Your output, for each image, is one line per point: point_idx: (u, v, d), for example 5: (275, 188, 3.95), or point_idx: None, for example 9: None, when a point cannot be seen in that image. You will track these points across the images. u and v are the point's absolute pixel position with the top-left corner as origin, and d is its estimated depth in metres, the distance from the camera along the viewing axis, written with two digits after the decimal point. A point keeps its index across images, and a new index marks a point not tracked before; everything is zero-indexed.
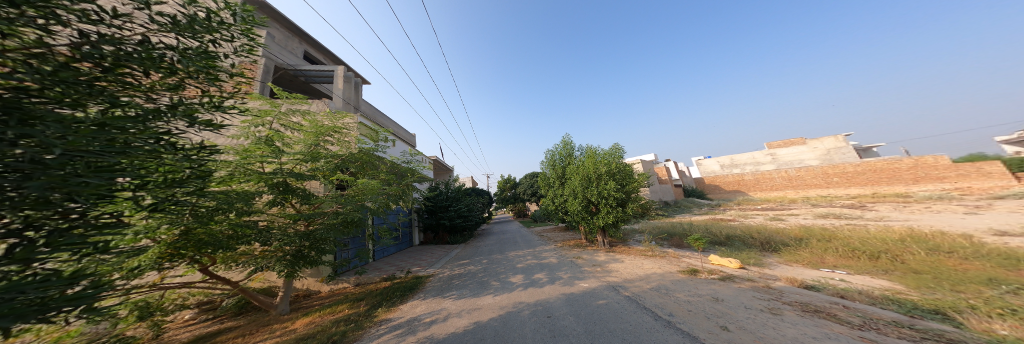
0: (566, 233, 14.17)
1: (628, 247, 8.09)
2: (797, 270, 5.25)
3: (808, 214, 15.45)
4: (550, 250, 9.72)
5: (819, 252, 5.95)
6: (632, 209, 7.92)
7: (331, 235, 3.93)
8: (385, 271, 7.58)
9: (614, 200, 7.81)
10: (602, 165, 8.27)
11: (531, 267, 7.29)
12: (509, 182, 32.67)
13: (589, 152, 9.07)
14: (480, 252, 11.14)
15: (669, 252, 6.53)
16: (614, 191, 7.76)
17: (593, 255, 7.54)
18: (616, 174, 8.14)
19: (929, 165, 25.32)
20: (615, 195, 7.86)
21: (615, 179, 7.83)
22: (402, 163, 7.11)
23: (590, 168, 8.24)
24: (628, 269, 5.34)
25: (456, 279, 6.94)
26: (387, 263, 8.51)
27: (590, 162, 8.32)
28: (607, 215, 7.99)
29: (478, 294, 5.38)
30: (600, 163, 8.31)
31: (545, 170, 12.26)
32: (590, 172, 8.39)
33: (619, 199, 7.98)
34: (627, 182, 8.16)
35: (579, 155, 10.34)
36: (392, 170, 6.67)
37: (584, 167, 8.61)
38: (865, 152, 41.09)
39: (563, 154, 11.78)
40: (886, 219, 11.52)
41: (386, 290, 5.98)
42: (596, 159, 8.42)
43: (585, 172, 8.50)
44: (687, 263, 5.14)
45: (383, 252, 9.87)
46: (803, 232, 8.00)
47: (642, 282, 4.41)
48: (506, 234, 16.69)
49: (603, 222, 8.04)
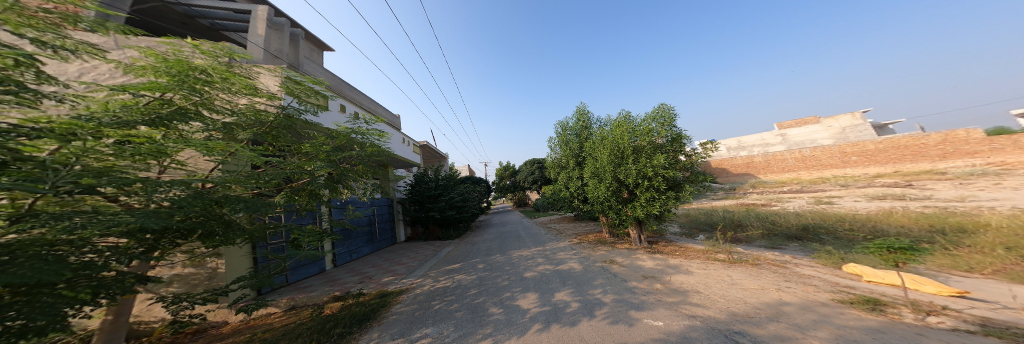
0: (578, 225, 12.15)
1: (674, 244, 5.96)
2: (1002, 288, 3.10)
3: (855, 197, 13.44)
4: (565, 250, 7.65)
5: (997, 254, 3.81)
6: (684, 195, 5.67)
7: (60, 271, 1.41)
8: (341, 286, 5.46)
9: (662, 183, 5.52)
10: (645, 135, 5.84)
11: (543, 279, 5.25)
12: (509, 169, 30.53)
13: (620, 120, 6.70)
14: (477, 252, 9.03)
15: (753, 256, 4.38)
16: (662, 171, 5.45)
17: (630, 259, 5.45)
18: (660, 146, 5.88)
19: (959, 140, 23.17)
20: (661, 176, 5.57)
21: (664, 155, 5.45)
22: (347, 135, 4.69)
23: (622, 138, 5.99)
24: (718, 291, 3.15)
25: (437, 300, 4.77)
26: (349, 272, 6.46)
27: (623, 131, 6.05)
28: (647, 203, 5.81)
29: (464, 339, 3.19)
30: (643, 133, 5.88)
31: (558, 150, 9.95)
32: (625, 146, 6.03)
33: (665, 181, 5.74)
34: (675, 157, 5.89)
35: (604, 127, 7.90)
36: (334, 143, 4.41)
37: (616, 140, 6.20)
38: (881, 130, 38.79)
39: (579, 128, 9.51)
40: (965, 200, 9.36)
41: (324, 322, 3.82)
42: (635, 126, 5.97)
43: (616, 146, 6.21)
44: (827, 282, 2.96)
45: (349, 255, 7.72)
46: (908, 222, 5.85)
47: (789, 330, 2.15)
48: (508, 226, 14.68)
49: (643, 214, 5.83)
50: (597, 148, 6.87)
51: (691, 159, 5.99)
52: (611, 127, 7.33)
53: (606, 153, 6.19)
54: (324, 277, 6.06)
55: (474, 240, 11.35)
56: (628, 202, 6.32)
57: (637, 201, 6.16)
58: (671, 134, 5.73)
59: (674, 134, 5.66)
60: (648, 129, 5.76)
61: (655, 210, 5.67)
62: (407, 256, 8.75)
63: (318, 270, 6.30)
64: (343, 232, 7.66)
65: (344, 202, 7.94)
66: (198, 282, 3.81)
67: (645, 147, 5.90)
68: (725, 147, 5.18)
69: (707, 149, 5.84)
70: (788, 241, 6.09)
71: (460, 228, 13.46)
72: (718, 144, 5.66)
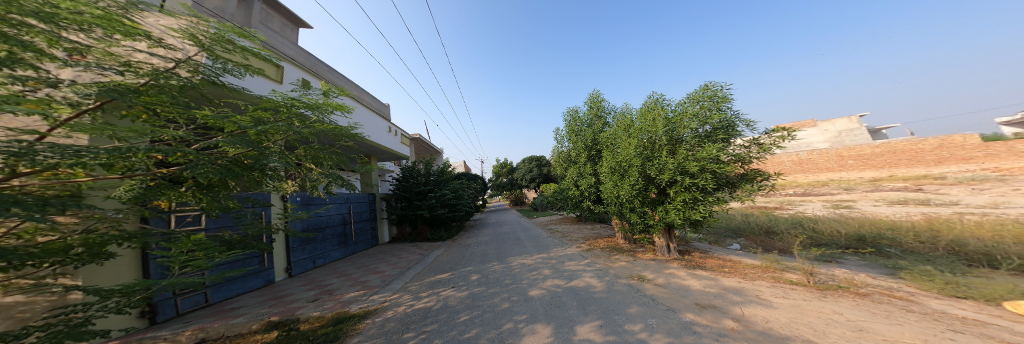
0: (584, 227, 11.03)
1: (712, 255, 4.88)
2: None
3: (872, 201, 12.63)
4: (575, 258, 6.51)
5: None
6: (736, 195, 4.45)
7: None
8: (284, 308, 4.26)
9: (710, 181, 4.33)
10: (687, 120, 4.70)
11: (554, 301, 4.09)
12: (506, 166, 29.29)
13: (653, 104, 5.55)
14: (469, 258, 7.81)
15: (841, 279, 3.28)
16: (711, 166, 4.27)
17: (665, 275, 4.33)
18: (708, 136, 4.63)
19: (955, 146, 22.10)
20: (709, 171, 4.41)
21: (714, 145, 4.30)
22: (289, 106, 3.35)
23: (659, 125, 4.83)
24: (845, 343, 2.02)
25: (413, 332, 3.52)
26: (302, 285, 5.30)
27: (660, 117, 4.90)
28: (687, 206, 4.66)
29: None
30: (684, 117, 4.73)
31: (568, 142, 8.79)
32: (662, 133, 4.88)
33: (715, 180, 4.52)
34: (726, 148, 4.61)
35: (627, 115, 6.76)
36: (261, 119, 3.06)
37: (649, 126, 5.07)
38: (876, 134, 38.83)
39: (594, 118, 8.43)
40: (1007, 208, 8.49)
41: None
42: (674, 109, 4.81)
43: (647, 134, 5.09)
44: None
45: (307, 264, 6.45)
46: (994, 234, 4.84)
47: None
48: (506, 226, 13.49)
49: (681, 219, 4.68)
50: (623, 139, 5.77)
51: (747, 151, 4.51)
52: (637, 114, 6.19)
53: (635, 143, 5.10)
54: (266, 293, 4.94)
55: (467, 242, 10.12)
56: (658, 204, 5.20)
57: (671, 202, 5.02)
58: (720, 119, 4.58)
59: (724, 119, 4.52)
60: (693, 112, 4.61)
61: (698, 215, 4.52)
62: (386, 263, 7.47)
63: (260, 283, 5.18)
64: (304, 234, 6.44)
65: (308, 197, 6.69)
66: (25, 317, 2.58)
67: (685, 135, 4.77)
68: (798, 135, 3.97)
69: (770, 137, 4.33)
70: (848, 254, 5.05)
71: (452, 228, 12.23)
72: (786, 131, 4.25)
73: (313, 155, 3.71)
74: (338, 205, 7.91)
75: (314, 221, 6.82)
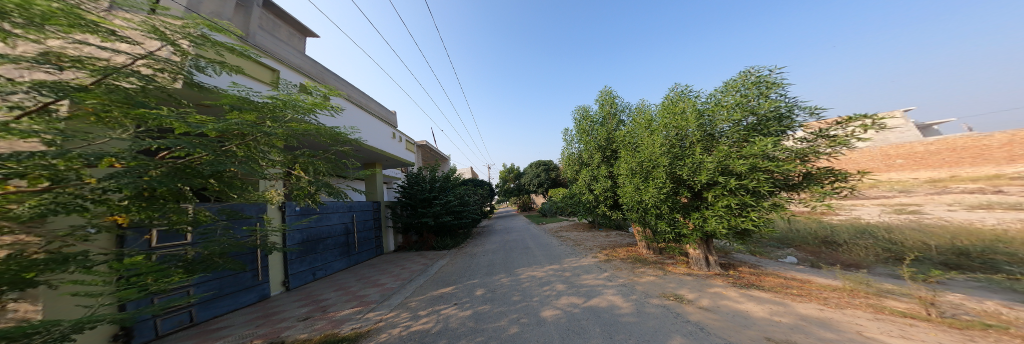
0: (599, 234, 10.20)
1: (764, 271, 4.01)
2: None
3: (934, 205, 10.95)
4: (594, 271, 5.74)
5: None
6: (801, 201, 3.41)
7: None
8: (271, 328, 3.83)
9: (765, 183, 3.33)
10: (725, 110, 3.83)
11: (574, 326, 3.37)
12: (514, 172, 28.55)
13: (677, 95, 4.75)
14: (476, 270, 7.16)
15: (972, 310, 2.41)
16: (764, 163, 3.29)
17: (712, 294, 3.53)
18: (756, 127, 3.69)
19: None
20: (761, 171, 3.44)
21: (766, 137, 3.34)
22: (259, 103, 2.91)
23: (690, 118, 4.05)
24: None
25: None
26: (297, 301, 4.90)
27: (691, 109, 4.11)
28: (730, 213, 3.75)
29: None
30: (721, 107, 3.86)
31: (579, 143, 8.11)
32: (693, 127, 4.07)
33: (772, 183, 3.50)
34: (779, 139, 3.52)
35: (646, 111, 5.97)
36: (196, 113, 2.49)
37: (676, 119, 4.29)
38: (923, 132, 35.09)
39: (607, 116, 7.71)
40: None
41: None
42: (708, 99, 3.97)
43: (674, 129, 4.31)
44: None
45: (305, 277, 6.06)
46: None
47: None
48: (515, 234, 12.78)
49: (724, 228, 3.79)
50: (644, 137, 4.98)
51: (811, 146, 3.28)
52: (657, 109, 5.39)
53: (660, 139, 4.32)
54: (258, 309, 4.56)
55: (474, 251, 9.59)
56: (692, 211, 4.37)
57: (708, 209, 4.11)
58: (769, 108, 3.58)
59: (776, 107, 3.50)
60: (735, 101, 3.71)
61: (749, 225, 3.56)
62: (389, 276, 6.99)
63: (253, 299, 4.81)
64: (302, 245, 6.10)
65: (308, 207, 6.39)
66: None
67: (724, 128, 3.86)
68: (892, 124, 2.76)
69: (848, 128, 3.13)
70: (941, 271, 4.03)
71: (459, 237, 11.74)
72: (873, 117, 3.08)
73: (290, 158, 3.26)
74: (340, 214, 7.61)
75: (314, 232, 6.50)
